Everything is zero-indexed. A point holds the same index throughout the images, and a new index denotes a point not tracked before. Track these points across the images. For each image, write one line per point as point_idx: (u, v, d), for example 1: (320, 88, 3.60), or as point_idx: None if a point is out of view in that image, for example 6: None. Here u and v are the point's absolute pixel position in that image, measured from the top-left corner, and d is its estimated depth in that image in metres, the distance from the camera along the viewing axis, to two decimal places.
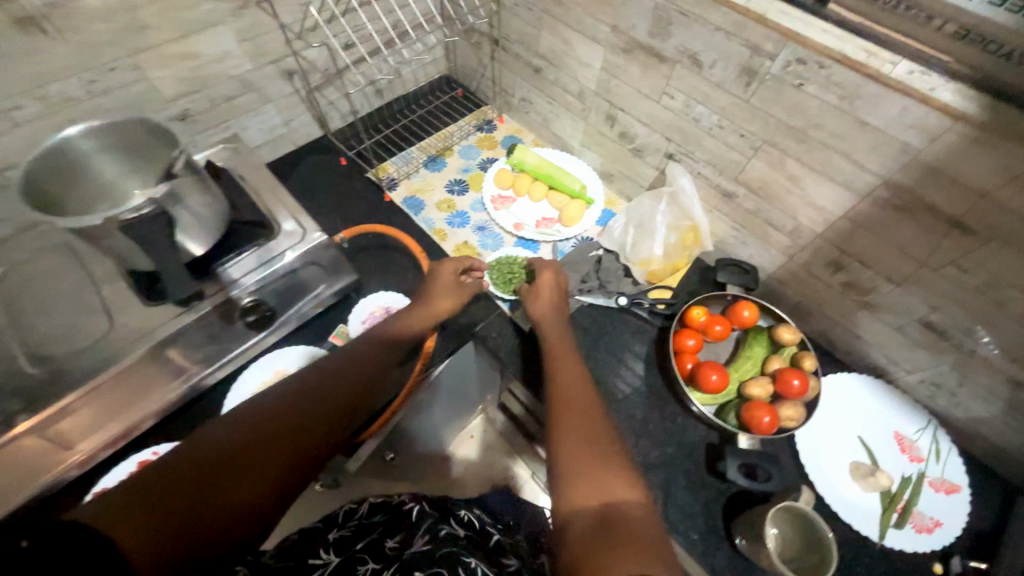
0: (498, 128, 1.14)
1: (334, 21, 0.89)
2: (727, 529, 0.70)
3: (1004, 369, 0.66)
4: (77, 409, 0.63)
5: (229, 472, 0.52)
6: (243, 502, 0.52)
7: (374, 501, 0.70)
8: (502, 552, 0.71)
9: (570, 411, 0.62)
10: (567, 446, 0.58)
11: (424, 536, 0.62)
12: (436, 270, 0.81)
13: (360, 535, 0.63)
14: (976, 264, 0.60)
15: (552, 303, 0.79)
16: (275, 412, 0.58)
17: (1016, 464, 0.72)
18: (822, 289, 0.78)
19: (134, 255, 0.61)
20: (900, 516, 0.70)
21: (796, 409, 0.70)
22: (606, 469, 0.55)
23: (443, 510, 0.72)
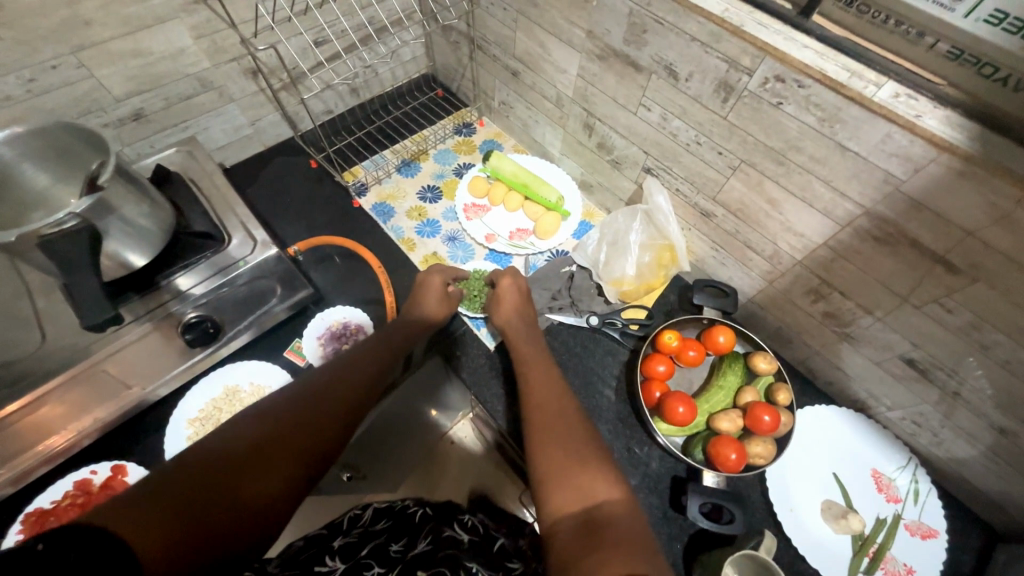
0: (478, 132, 1.09)
1: (289, 22, 0.84)
2: (687, 569, 0.66)
3: (989, 414, 0.61)
4: (19, 420, 0.62)
5: (238, 472, 0.45)
6: (252, 507, 0.45)
7: (378, 508, 0.69)
8: (507, 556, 0.65)
9: (552, 411, 0.57)
10: (551, 447, 0.52)
11: (428, 539, 0.59)
12: (424, 281, 0.79)
13: (364, 540, 0.59)
14: (960, 304, 0.56)
15: (516, 307, 0.76)
16: (290, 408, 0.53)
17: (999, 509, 0.68)
18: (802, 317, 0.74)
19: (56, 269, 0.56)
20: (870, 562, 0.67)
21: (765, 446, 0.66)
22: (585, 467, 0.50)
23: (447, 513, 0.69)
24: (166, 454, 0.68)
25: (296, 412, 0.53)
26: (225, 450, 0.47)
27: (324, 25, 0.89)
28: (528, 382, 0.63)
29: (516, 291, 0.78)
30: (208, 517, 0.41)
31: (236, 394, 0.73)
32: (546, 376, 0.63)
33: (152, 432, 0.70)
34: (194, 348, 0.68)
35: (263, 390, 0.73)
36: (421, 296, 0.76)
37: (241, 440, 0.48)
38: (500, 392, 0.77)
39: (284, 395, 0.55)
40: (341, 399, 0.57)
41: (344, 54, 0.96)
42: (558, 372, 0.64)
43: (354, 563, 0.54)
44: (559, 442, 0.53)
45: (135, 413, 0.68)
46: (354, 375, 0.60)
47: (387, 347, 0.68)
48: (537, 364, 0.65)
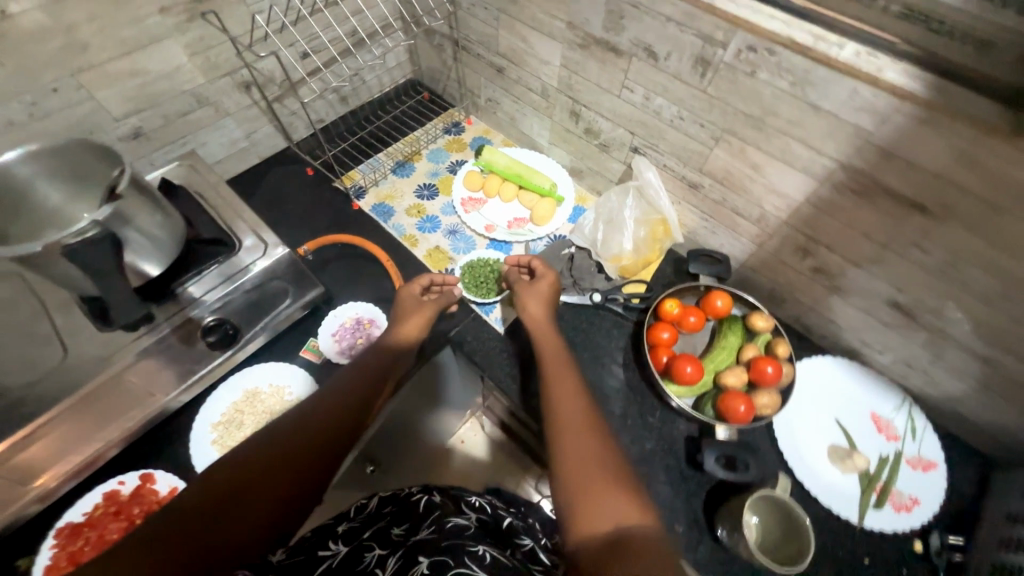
0: (467, 130, 1.12)
1: (285, 30, 0.87)
2: (710, 523, 0.69)
3: (972, 346, 0.66)
4: (39, 438, 0.62)
5: (232, 503, 0.46)
6: (245, 538, 0.45)
7: (383, 496, 0.70)
8: (516, 533, 0.69)
9: (576, 424, 0.56)
10: (574, 460, 0.52)
11: (431, 528, 0.59)
12: (400, 295, 0.79)
13: (367, 523, 0.61)
14: (935, 244, 0.60)
15: (546, 305, 0.75)
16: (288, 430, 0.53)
17: (992, 438, 0.73)
18: (793, 275, 0.79)
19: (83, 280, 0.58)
20: (879, 497, 0.70)
21: (772, 396, 0.71)
22: (613, 488, 0.49)
23: (454, 499, 0.70)
24: (193, 461, 0.69)
25: (295, 432, 0.53)
26: (219, 480, 0.47)
27: (318, 32, 0.92)
28: (550, 387, 0.62)
29: (537, 291, 0.76)
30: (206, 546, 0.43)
31: (257, 396, 0.74)
32: (562, 382, 0.62)
33: (177, 439, 0.71)
34: (212, 351, 0.69)
35: (282, 390, 0.75)
36: (404, 308, 0.75)
37: (239, 469, 0.48)
38: (514, 373, 0.79)
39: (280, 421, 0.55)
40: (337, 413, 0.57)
41: (332, 64, 0.99)
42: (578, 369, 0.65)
43: (355, 546, 0.55)
44: (583, 457, 0.52)
45: (159, 420, 0.68)
46: (353, 395, 0.60)
47: (389, 359, 0.68)
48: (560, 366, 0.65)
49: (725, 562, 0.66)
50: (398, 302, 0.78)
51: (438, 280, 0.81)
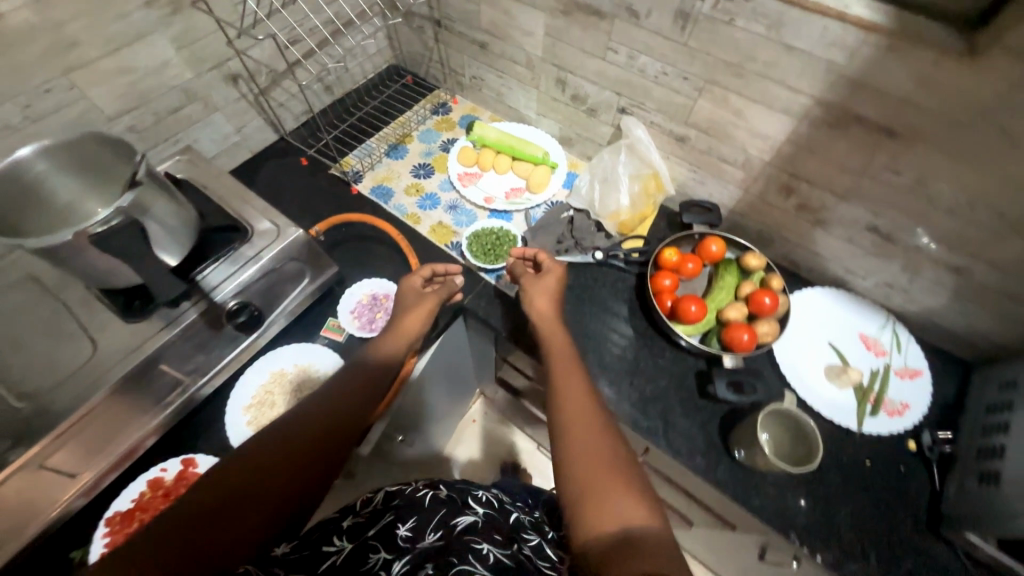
0: (454, 110, 1.14)
1: (277, 13, 0.88)
2: (726, 444, 0.74)
3: (944, 259, 0.72)
4: (69, 440, 0.60)
5: (229, 506, 0.50)
6: (240, 540, 0.49)
7: (391, 489, 0.63)
8: (523, 528, 0.66)
9: (586, 420, 0.57)
10: (585, 452, 0.53)
11: (439, 531, 0.55)
12: (401, 288, 0.79)
13: (373, 519, 0.56)
14: (906, 165, 0.66)
15: (550, 297, 0.76)
16: (283, 435, 0.57)
17: (967, 343, 0.80)
18: (779, 214, 0.84)
19: (122, 270, 0.60)
20: (874, 405, 0.77)
21: (771, 325, 0.76)
22: (624, 486, 0.49)
23: (461, 492, 0.66)
24: (231, 443, 0.71)
25: (291, 439, 0.57)
26: (216, 484, 0.51)
27: (309, 14, 0.93)
28: (557, 384, 0.63)
29: (544, 285, 0.76)
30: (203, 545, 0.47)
31: (284, 377, 0.76)
32: (570, 378, 0.63)
33: (211, 425, 0.73)
34: (239, 334, 0.71)
35: (308, 368, 0.77)
36: (402, 302, 0.77)
37: (237, 473, 0.52)
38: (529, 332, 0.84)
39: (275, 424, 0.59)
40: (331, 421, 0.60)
41: (317, 51, 0.99)
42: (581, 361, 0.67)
43: (361, 543, 0.52)
44: (594, 453, 0.53)
45: (187, 410, 0.70)
46: (346, 401, 0.63)
47: (384, 361, 0.69)
48: (568, 365, 0.66)
49: (743, 478, 0.72)
50: (399, 300, 0.78)
51: (441, 272, 0.81)
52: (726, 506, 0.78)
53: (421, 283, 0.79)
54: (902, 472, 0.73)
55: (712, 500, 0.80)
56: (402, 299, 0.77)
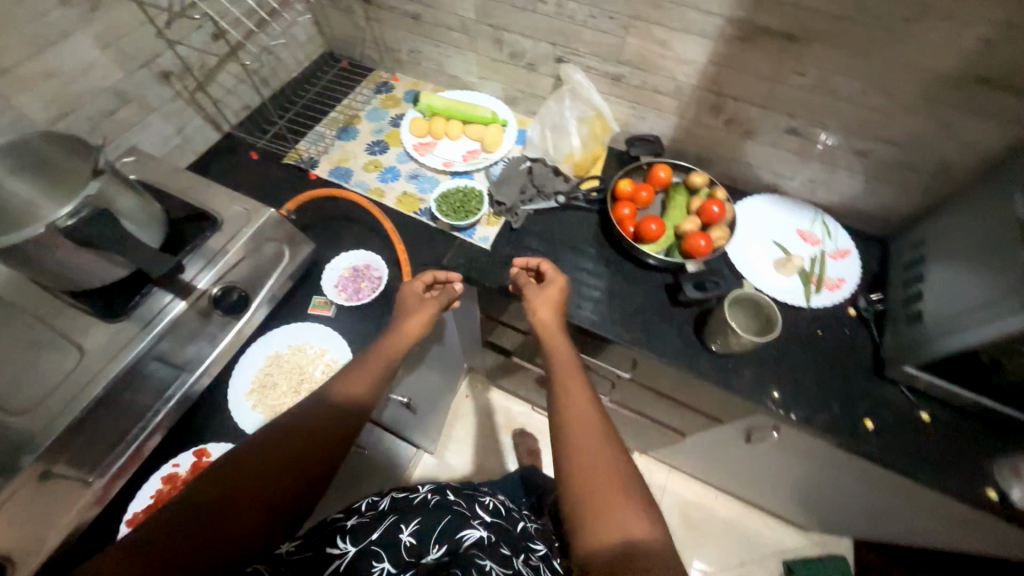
0: (396, 86, 1.16)
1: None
2: (702, 340, 0.83)
3: (851, 146, 0.84)
4: (71, 448, 0.58)
5: (228, 505, 0.53)
6: (236, 539, 0.52)
7: (395, 496, 0.69)
8: (530, 538, 0.72)
9: (590, 430, 0.61)
10: (589, 462, 0.58)
11: (441, 546, 0.61)
12: (401, 291, 0.79)
13: (377, 518, 0.63)
14: (807, 66, 0.76)
15: (552, 302, 0.78)
16: (280, 439, 0.59)
17: (880, 220, 0.93)
18: (712, 133, 0.93)
19: (97, 262, 0.61)
20: (817, 285, 0.89)
21: (722, 230, 0.86)
22: (625, 502, 0.55)
23: (467, 499, 0.73)
24: (241, 427, 0.72)
25: (287, 443, 0.58)
26: (219, 478, 0.55)
27: None
28: (558, 389, 0.67)
29: (544, 298, 0.78)
30: (201, 542, 0.50)
31: (281, 358, 0.77)
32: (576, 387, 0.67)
33: (216, 417, 0.72)
34: (228, 319, 0.72)
35: (303, 346, 0.79)
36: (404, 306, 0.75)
37: (234, 472, 0.55)
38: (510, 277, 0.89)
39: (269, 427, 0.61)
40: (330, 428, 0.61)
41: (258, 30, 0.98)
42: (581, 361, 0.71)
43: (364, 547, 0.57)
44: (597, 467, 0.58)
45: (186, 406, 0.70)
46: (346, 413, 0.63)
47: (377, 370, 0.67)
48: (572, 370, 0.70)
49: (721, 365, 0.81)
50: (403, 298, 0.77)
51: (441, 279, 0.82)
52: (710, 396, 0.87)
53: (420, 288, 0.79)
54: (848, 333, 0.85)
55: (698, 395, 0.89)
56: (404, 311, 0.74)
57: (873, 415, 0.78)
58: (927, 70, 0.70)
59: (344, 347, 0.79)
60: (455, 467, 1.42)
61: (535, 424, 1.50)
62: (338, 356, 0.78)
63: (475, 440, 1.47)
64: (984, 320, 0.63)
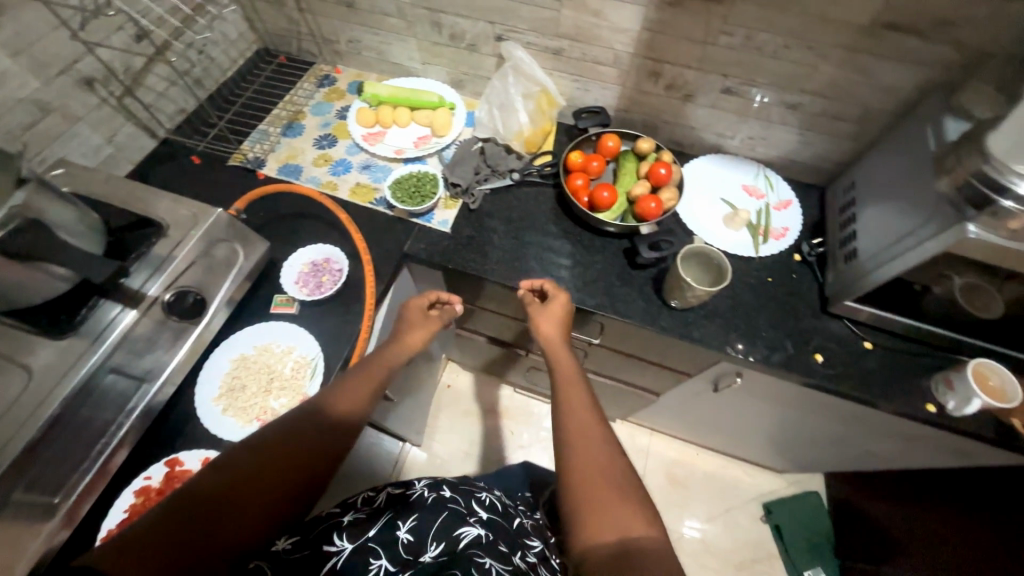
0: (339, 79, 1.14)
1: None
2: (662, 298, 0.87)
3: (782, 101, 0.89)
4: (28, 470, 0.57)
5: (223, 512, 0.52)
6: (237, 547, 0.51)
7: (391, 492, 0.70)
8: (526, 535, 0.72)
9: (592, 436, 0.64)
10: (592, 468, 0.60)
11: (440, 543, 0.61)
12: (403, 306, 0.81)
13: (374, 515, 0.64)
14: (734, 25, 0.80)
15: (559, 320, 0.80)
16: (279, 447, 0.58)
17: (815, 170, 0.99)
18: (654, 99, 0.96)
19: (36, 278, 0.59)
20: (764, 235, 0.93)
21: (671, 191, 0.89)
22: (623, 505, 0.57)
23: (465, 496, 0.72)
24: (211, 433, 0.70)
25: (286, 451, 0.58)
26: (216, 484, 0.53)
27: None
28: (563, 396, 0.70)
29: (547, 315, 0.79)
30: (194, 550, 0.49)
31: (246, 360, 0.76)
32: (578, 395, 0.70)
33: (184, 425, 0.71)
34: (184, 325, 0.70)
35: (269, 346, 0.78)
36: (405, 326, 0.78)
37: (231, 476, 0.54)
38: (472, 257, 0.90)
39: (271, 431, 0.60)
40: (331, 437, 0.61)
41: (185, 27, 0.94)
42: (586, 374, 0.74)
43: (361, 545, 0.58)
44: (596, 470, 0.60)
45: (151, 419, 0.67)
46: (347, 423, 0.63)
47: (375, 384, 0.68)
48: (574, 376, 0.73)
49: (681, 319, 0.85)
50: (401, 315, 0.80)
51: (443, 300, 0.85)
52: (675, 351, 0.91)
53: (422, 305, 0.82)
54: (794, 277, 0.90)
55: (665, 351, 0.93)
56: (400, 331, 0.77)
57: (822, 349, 0.83)
58: (840, 20, 0.75)
59: (311, 341, 0.78)
60: (443, 456, 1.43)
61: (518, 405, 1.52)
62: (306, 350, 0.78)
63: (460, 428, 1.48)
64: (910, 248, 0.68)
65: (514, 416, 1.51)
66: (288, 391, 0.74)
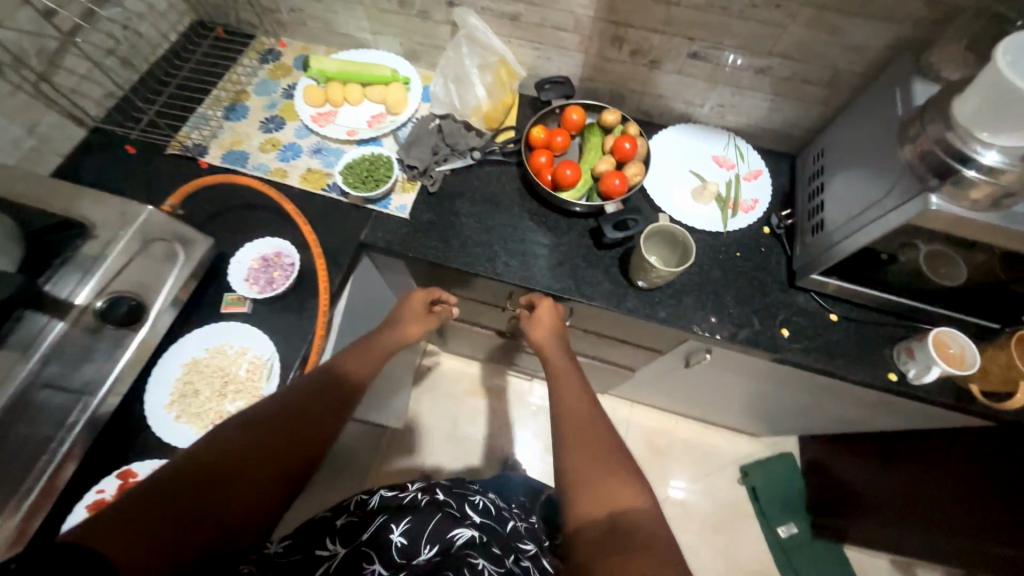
0: (284, 53, 1.05)
1: None
2: (629, 279, 0.85)
3: (752, 65, 0.84)
4: None
5: (218, 491, 0.53)
6: (228, 526, 0.52)
7: (385, 493, 0.69)
8: (519, 538, 0.73)
9: (585, 424, 0.66)
10: (586, 449, 0.63)
11: (434, 545, 0.60)
12: (406, 299, 0.88)
13: (367, 518, 0.62)
14: None
15: (552, 329, 0.81)
16: (274, 425, 0.60)
17: (786, 137, 0.96)
18: (619, 67, 0.91)
19: None
20: (733, 209, 0.91)
21: (637, 166, 0.86)
22: (617, 480, 0.59)
23: (457, 498, 0.72)
24: (165, 441, 0.68)
25: (284, 430, 0.60)
26: (210, 464, 0.54)
27: None
28: (556, 390, 0.73)
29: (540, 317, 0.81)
30: (188, 526, 0.49)
31: (198, 364, 0.73)
32: (574, 386, 0.72)
33: (137, 434, 0.68)
34: (124, 332, 0.66)
35: (222, 348, 0.75)
36: (402, 313, 0.84)
37: (225, 453, 0.56)
38: (433, 244, 0.87)
39: (266, 412, 0.61)
40: (327, 413, 0.64)
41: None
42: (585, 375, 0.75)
43: (353, 549, 0.57)
44: (591, 449, 0.62)
45: (98, 428, 0.65)
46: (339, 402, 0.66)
47: (372, 362, 0.75)
48: (570, 373, 0.75)
49: (648, 299, 0.84)
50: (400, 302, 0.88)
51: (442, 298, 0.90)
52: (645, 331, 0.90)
53: (425, 300, 0.88)
54: (763, 250, 0.89)
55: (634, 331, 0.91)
56: (396, 317, 0.84)
57: (788, 324, 0.83)
58: None
59: (266, 341, 0.75)
60: (425, 439, 1.43)
61: (498, 384, 1.52)
62: (261, 350, 0.75)
63: (441, 410, 1.47)
64: (874, 219, 0.66)
65: (495, 395, 1.50)
66: (244, 393, 0.72)
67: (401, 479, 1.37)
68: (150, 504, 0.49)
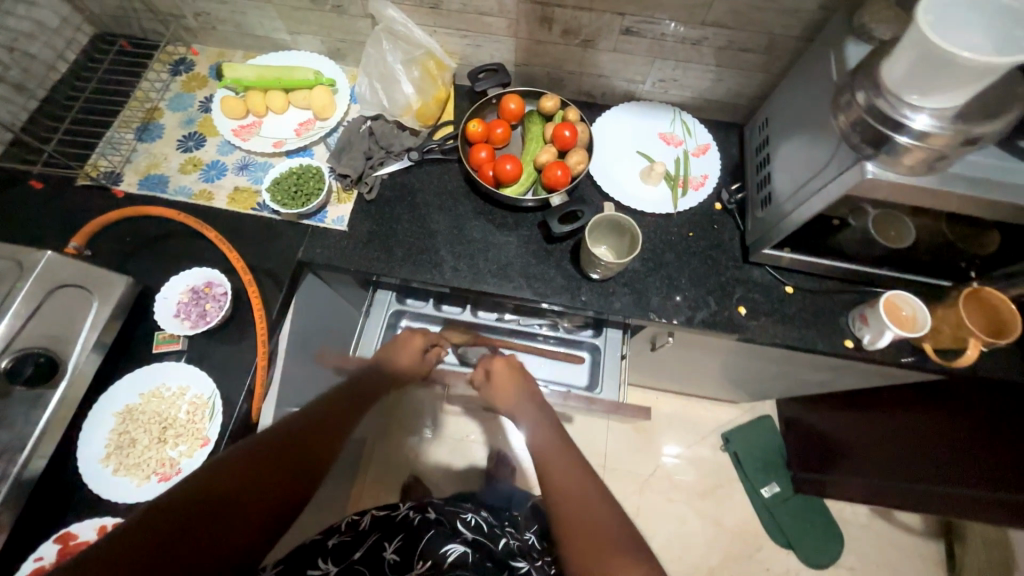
0: (197, 62, 0.97)
1: None
2: (581, 271, 0.83)
3: (688, 37, 0.81)
4: None
5: (232, 508, 0.52)
6: (240, 541, 0.51)
7: (376, 512, 0.71)
8: (513, 556, 0.68)
9: (570, 475, 0.66)
10: (578, 517, 0.61)
11: (426, 560, 0.61)
12: (403, 340, 0.86)
13: (358, 538, 0.65)
14: None
15: (512, 389, 0.83)
16: (284, 435, 0.60)
17: (731, 106, 0.93)
18: (553, 49, 0.87)
19: None
20: (683, 188, 0.88)
21: (579, 153, 0.82)
22: (612, 545, 0.57)
23: (450, 516, 0.72)
24: (105, 497, 0.64)
25: (293, 436, 0.61)
26: (225, 473, 0.54)
27: None
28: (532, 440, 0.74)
29: (505, 377, 0.84)
30: (204, 540, 0.49)
31: (132, 412, 0.69)
32: (551, 432, 0.75)
33: (74, 491, 0.64)
34: (39, 392, 0.63)
35: (157, 391, 0.70)
36: (399, 350, 0.85)
37: (238, 465, 0.55)
38: (374, 255, 0.83)
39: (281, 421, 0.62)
40: (331, 434, 0.65)
41: None
42: (558, 423, 0.77)
43: (346, 566, 0.60)
44: (579, 507, 0.62)
45: (28, 491, 0.61)
46: (336, 412, 0.68)
47: (377, 375, 0.79)
48: (546, 425, 0.76)
49: (602, 292, 0.82)
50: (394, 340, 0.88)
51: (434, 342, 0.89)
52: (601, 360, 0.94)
53: (421, 343, 0.87)
54: (716, 228, 0.87)
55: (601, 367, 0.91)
56: (393, 359, 0.84)
57: (745, 301, 0.82)
58: None
59: (205, 379, 0.71)
60: (403, 444, 1.39)
61: None
62: (201, 389, 0.70)
63: (417, 414, 1.43)
64: (815, 191, 0.65)
65: None
66: (186, 438, 0.68)
67: (384, 487, 1.34)
68: (163, 518, 0.48)
